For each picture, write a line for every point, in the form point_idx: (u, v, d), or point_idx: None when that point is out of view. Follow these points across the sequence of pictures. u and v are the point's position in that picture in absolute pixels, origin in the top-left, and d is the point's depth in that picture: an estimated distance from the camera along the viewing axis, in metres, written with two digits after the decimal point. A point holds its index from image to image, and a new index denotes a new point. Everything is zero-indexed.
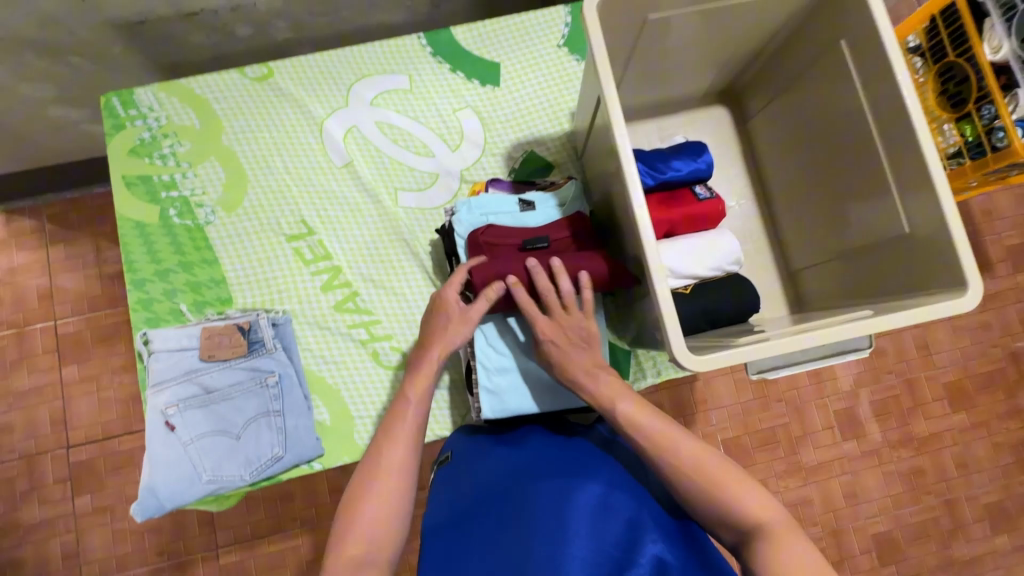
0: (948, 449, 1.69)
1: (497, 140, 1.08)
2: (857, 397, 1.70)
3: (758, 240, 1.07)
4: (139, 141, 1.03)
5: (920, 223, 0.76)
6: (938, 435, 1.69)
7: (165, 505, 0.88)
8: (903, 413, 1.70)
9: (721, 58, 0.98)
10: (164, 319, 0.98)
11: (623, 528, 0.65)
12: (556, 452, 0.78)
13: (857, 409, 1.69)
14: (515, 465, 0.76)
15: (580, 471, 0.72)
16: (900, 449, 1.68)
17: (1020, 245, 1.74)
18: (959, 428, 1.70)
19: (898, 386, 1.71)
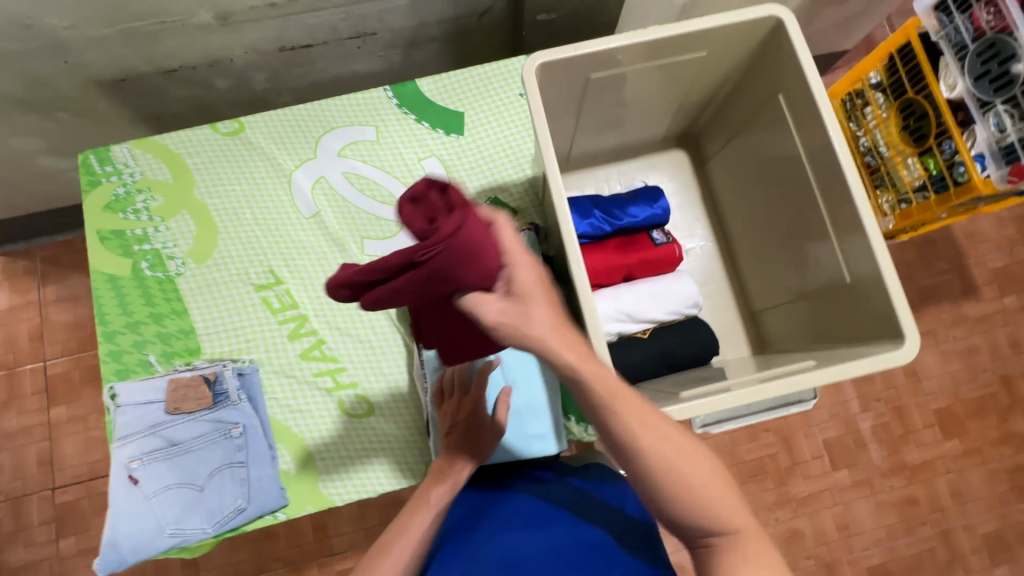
0: (942, 477, 1.66)
1: (462, 188, 1.11)
2: (846, 425, 1.68)
3: (719, 281, 1.08)
4: (113, 197, 1.07)
5: (861, 270, 0.77)
6: (932, 462, 1.66)
7: (126, 559, 0.89)
8: (894, 441, 1.67)
9: (676, 106, 1.01)
10: (133, 371, 1.00)
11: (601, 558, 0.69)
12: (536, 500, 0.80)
13: (847, 438, 1.67)
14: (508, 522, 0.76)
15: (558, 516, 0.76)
16: (893, 478, 1.65)
17: (1005, 269, 1.74)
18: (953, 455, 1.67)
19: (887, 413, 1.68)
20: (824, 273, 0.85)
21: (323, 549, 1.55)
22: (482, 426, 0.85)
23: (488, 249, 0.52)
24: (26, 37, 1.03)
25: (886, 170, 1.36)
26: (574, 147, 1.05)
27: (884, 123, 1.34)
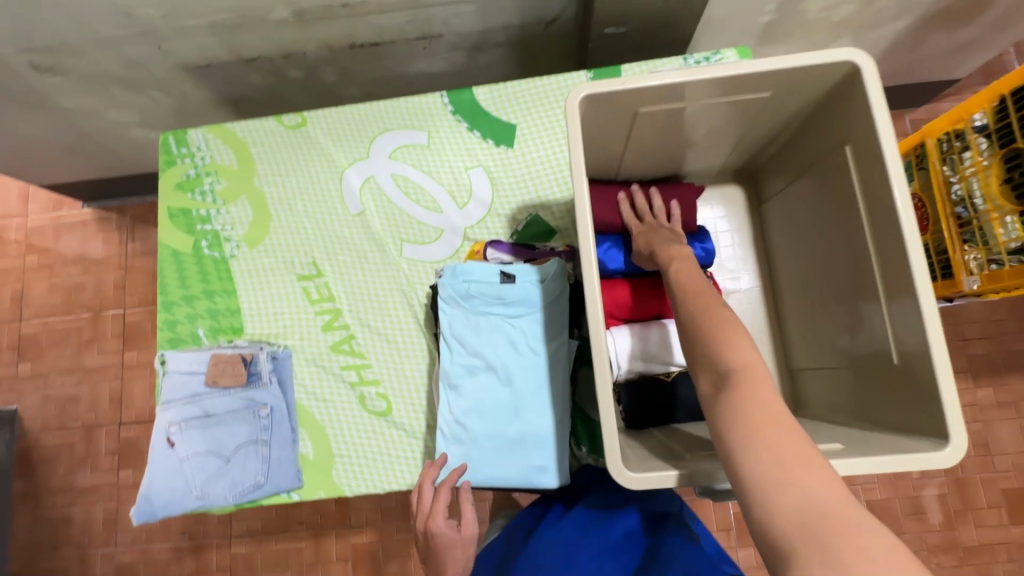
0: (1001, 565, 1.49)
1: (504, 202, 1.11)
2: (895, 489, 1.54)
3: (760, 330, 1.02)
4: (184, 177, 1.15)
5: (908, 347, 0.69)
6: (990, 547, 1.50)
7: (157, 512, 0.98)
8: (949, 517, 1.51)
9: (736, 138, 0.95)
10: (184, 341, 1.09)
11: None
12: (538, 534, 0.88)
13: (893, 504, 1.53)
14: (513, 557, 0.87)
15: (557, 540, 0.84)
16: (940, 556, 1.50)
17: None
18: (1018, 543, 1.49)
19: (946, 485, 1.53)
20: (873, 344, 0.78)
21: (342, 520, 1.63)
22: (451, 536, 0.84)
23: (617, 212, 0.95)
24: (124, 24, 1.12)
25: (978, 225, 1.21)
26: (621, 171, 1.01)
27: (983, 171, 1.19)
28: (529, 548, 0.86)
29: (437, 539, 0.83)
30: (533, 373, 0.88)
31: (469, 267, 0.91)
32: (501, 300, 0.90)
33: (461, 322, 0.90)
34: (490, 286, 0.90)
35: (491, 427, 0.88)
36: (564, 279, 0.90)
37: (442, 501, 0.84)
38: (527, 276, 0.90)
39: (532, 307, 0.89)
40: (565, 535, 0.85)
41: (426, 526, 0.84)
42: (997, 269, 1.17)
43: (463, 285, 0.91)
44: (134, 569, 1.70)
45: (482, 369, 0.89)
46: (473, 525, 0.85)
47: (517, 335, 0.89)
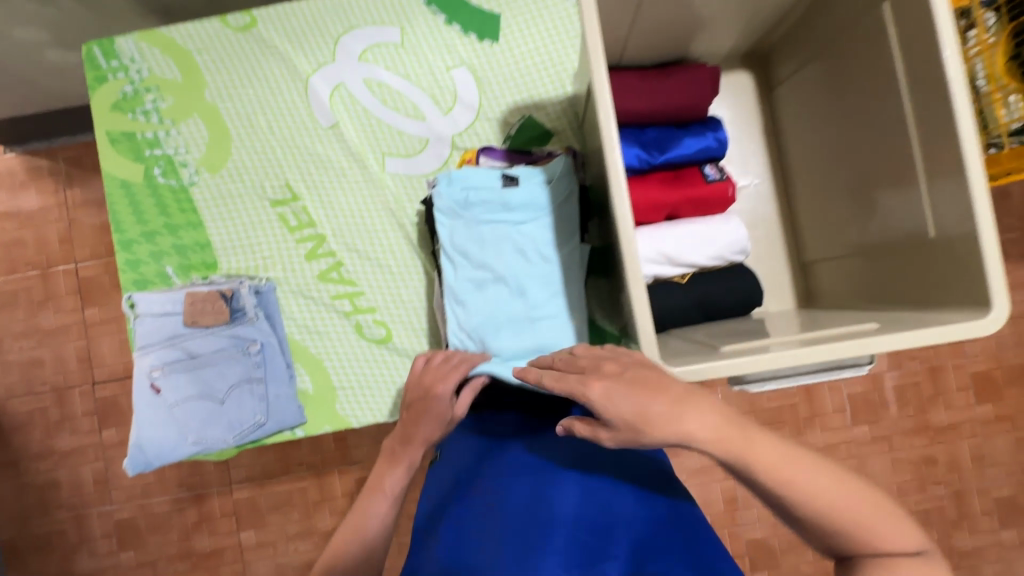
0: (966, 441, 1.54)
1: (493, 103, 1.00)
2: (877, 380, 1.53)
3: (770, 225, 0.99)
4: (121, 95, 1.00)
5: (946, 224, 0.64)
6: (958, 426, 1.54)
7: (153, 461, 0.92)
8: (922, 403, 1.54)
9: (749, 10, 0.85)
10: (151, 282, 0.99)
11: (605, 531, 0.59)
12: (547, 444, 0.70)
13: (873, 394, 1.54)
14: (508, 459, 0.69)
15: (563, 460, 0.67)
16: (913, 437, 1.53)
17: None
18: (982, 420, 1.54)
19: (920, 373, 1.54)
20: (894, 225, 0.74)
21: (343, 457, 1.62)
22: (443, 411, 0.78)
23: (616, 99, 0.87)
24: None
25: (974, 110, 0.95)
26: (624, 54, 0.91)
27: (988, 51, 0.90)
28: (538, 448, 0.70)
29: (432, 401, 0.77)
30: (546, 280, 0.84)
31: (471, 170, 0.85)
32: (506, 205, 0.84)
33: (463, 233, 0.85)
34: (492, 191, 0.84)
35: (505, 337, 0.84)
36: (571, 179, 0.84)
37: (453, 375, 0.78)
38: (532, 179, 0.84)
39: (539, 215, 0.84)
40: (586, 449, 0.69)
41: (429, 388, 0.78)
42: (992, 156, 0.94)
43: (465, 187, 0.84)
44: (135, 523, 1.66)
45: (491, 281, 0.85)
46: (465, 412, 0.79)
47: (526, 243, 0.84)
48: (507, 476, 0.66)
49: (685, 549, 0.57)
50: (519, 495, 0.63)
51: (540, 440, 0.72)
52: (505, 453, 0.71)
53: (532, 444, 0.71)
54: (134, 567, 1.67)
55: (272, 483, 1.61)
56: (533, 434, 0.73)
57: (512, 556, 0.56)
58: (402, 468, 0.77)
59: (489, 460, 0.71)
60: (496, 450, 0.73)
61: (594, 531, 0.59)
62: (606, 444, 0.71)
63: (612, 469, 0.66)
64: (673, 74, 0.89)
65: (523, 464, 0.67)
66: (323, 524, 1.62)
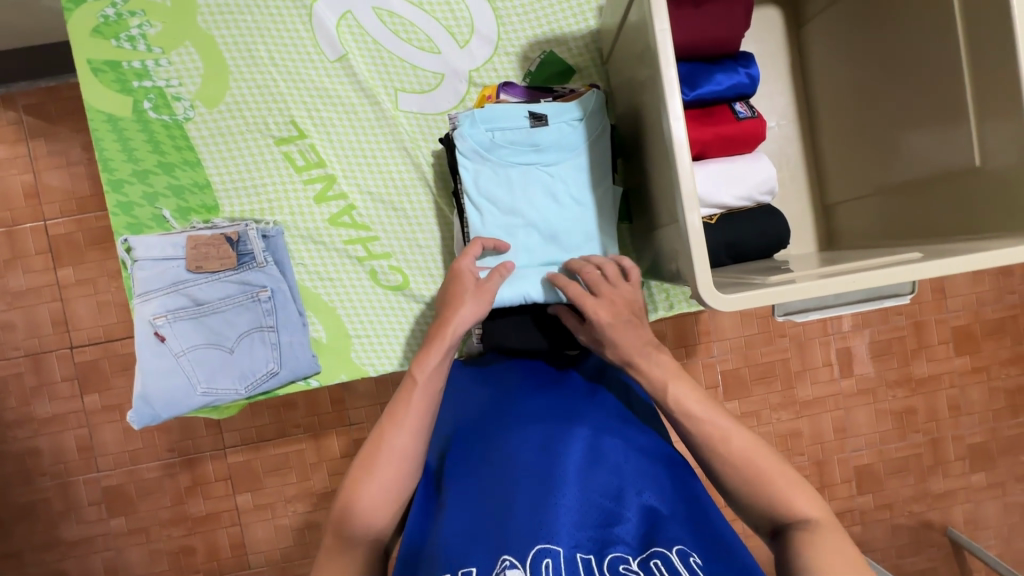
0: (944, 392, 1.53)
1: (512, 36, 0.94)
2: (860, 334, 1.51)
3: (794, 169, 0.98)
4: (102, 18, 0.90)
5: (994, 156, 0.64)
6: (937, 377, 1.52)
7: (161, 414, 0.87)
8: (905, 355, 1.51)
9: None
10: (147, 226, 0.92)
11: (623, 480, 0.60)
12: (553, 401, 0.71)
13: (856, 348, 1.51)
14: (514, 415, 0.69)
15: (569, 415, 0.68)
16: (896, 388, 1.52)
17: None
18: (960, 371, 1.53)
19: (905, 327, 1.51)
20: (923, 164, 0.75)
21: (341, 419, 1.50)
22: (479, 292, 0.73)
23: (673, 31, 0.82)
24: None
25: None
26: None
27: None
28: (546, 406, 0.70)
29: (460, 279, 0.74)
30: (578, 224, 0.82)
31: (498, 110, 0.81)
32: (534, 144, 0.81)
33: (489, 178, 0.82)
34: (519, 132, 0.81)
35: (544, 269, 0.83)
36: (601, 117, 0.81)
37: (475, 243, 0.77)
38: (561, 116, 0.81)
39: (569, 156, 0.82)
40: (594, 410, 0.70)
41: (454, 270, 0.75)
42: None
43: (491, 130, 0.81)
44: (124, 491, 1.51)
45: (521, 228, 0.82)
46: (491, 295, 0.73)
47: (557, 184, 0.82)
48: (517, 434, 0.66)
49: (685, 520, 0.57)
50: (529, 455, 0.63)
51: (547, 399, 0.71)
52: (511, 409, 0.70)
53: (539, 402, 0.71)
54: (126, 534, 1.52)
55: (268, 447, 1.49)
56: (541, 391, 0.73)
57: (525, 511, 0.56)
58: (440, 352, 0.68)
59: (496, 415, 0.70)
60: (502, 405, 0.71)
61: (610, 487, 0.59)
62: (611, 407, 0.71)
63: (619, 435, 0.66)
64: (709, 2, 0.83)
65: (531, 424, 0.67)
66: (321, 486, 1.51)
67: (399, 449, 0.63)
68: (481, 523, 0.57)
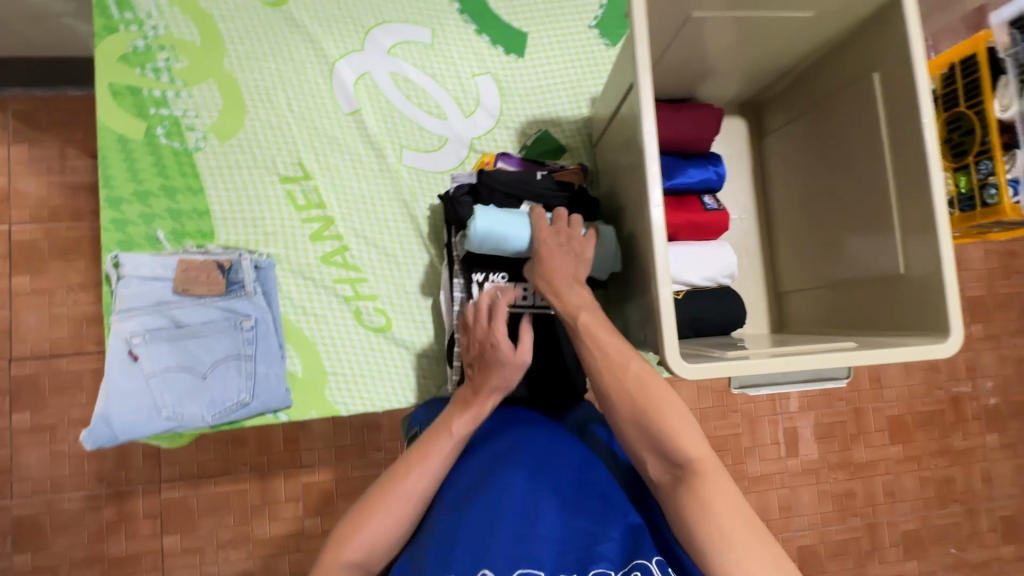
0: (880, 478, 1.62)
1: (513, 113, 1.05)
2: (806, 416, 1.61)
3: (751, 259, 1.09)
4: (131, 48, 0.95)
5: (915, 263, 0.75)
6: (874, 463, 1.62)
7: (118, 436, 0.84)
8: (846, 439, 1.61)
9: (756, 67, 0.97)
10: (137, 245, 0.93)
11: (602, 510, 0.65)
12: (540, 437, 0.75)
13: (802, 428, 1.60)
14: (502, 450, 0.73)
15: (554, 450, 0.73)
16: (836, 471, 1.60)
17: (1014, 297, 1.69)
18: (894, 459, 1.63)
19: (845, 413, 1.62)
20: (857, 268, 0.86)
21: (293, 460, 1.44)
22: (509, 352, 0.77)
23: None
24: None
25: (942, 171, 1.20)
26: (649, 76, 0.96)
27: None
28: (531, 440, 0.74)
29: (495, 345, 0.76)
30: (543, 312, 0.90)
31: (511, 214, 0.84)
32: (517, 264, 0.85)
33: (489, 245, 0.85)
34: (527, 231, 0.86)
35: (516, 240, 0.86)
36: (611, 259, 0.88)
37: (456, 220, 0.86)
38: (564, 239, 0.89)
39: None
40: (577, 448, 0.74)
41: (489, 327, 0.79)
42: (966, 213, 1.16)
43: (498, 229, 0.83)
44: (38, 523, 1.38)
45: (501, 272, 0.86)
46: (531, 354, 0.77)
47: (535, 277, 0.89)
48: (505, 464, 0.70)
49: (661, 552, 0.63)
50: (516, 485, 0.66)
51: (537, 433, 0.76)
52: (500, 443, 0.74)
53: (526, 432, 0.76)
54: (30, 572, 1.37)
55: (210, 484, 1.41)
56: (531, 422, 0.79)
57: (506, 539, 0.60)
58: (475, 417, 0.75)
59: (486, 449, 0.74)
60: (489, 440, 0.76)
61: (590, 519, 0.64)
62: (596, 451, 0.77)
63: (602, 473, 0.71)
64: (685, 108, 0.97)
65: (517, 452, 0.71)
66: (261, 533, 1.42)
67: (407, 492, 0.68)
68: (466, 547, 0.60)
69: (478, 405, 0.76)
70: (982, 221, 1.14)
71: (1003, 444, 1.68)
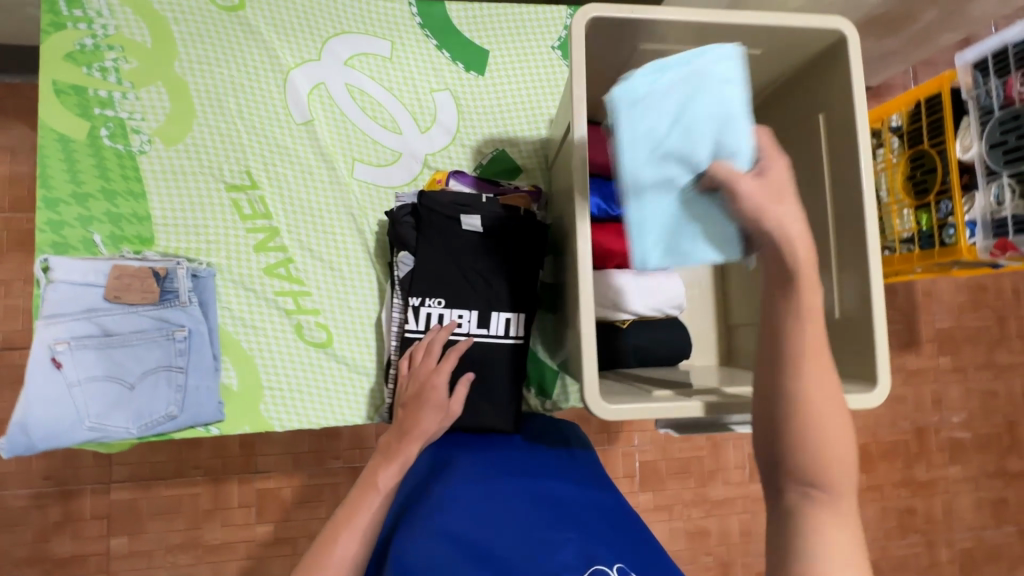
0: None
1: (470, 131, 1.04)
2: None
3: (703, 287, 1.08)
4: (79, 46, 0.93)
5: (849, 308, 0.75)
6: None
7: (37, 445, 0.82)
8: None
9: None
10: (72, 248, 0.90)
11: (559, 522, 0.71)
12: (496, 466, 0.80)
13: None
14: (468, 482, 0.76)
15: (509, 478, 0.77)
16: None
17: (982, 332, 1.69)
18: None
19: None
20: None
21: (247, 465, 1.37)
22: (439, 402, 0.80)
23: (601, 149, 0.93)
24: None
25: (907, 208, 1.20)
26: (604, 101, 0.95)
27: (891, 168, 1.24)
28: (486, 471, 0.78)
29: (431, 391, 0.80)
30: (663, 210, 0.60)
31: (707, 94, 0.60)
32: (653, 152, 0.60)
33: (661, 97, 0.60)
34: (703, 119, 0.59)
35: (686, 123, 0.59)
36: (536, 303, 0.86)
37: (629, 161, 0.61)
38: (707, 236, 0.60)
39: (504, 307, 0.87)
40: (533, 474, 0.79)
41: (427, 377, 0.81)
42: (925, 251, 1.16)
43: (662, 73, 0.61)
44: None
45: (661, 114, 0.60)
46: (462, 404, 0.82)
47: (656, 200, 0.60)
48: (466, 497, 0.73)
49: (630, 552, 0.68)
50: (478, 515, 0.71)
51: (491, 461, 0.81)
52: (457, 472, 0.78)
53: (479, 467, 0.79)
54: None
55: (160, 487, 1.35)
56: (489, 451, 0.83)
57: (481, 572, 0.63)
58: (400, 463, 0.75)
59: (445, 480, 0.77)
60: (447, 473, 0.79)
61: (546, 532, 0.68)
62: (548, 467, 0.82)
63: (551, 489, 0.77)
64: None
65: (480, 487, 0.75)
66: (210, 539, 1.36)
67: (339, 557, 0.67)
68: None
69: (405, 454, 0.76)
70: (941, 260, 1.13)
71: (965, 476, 1.68)
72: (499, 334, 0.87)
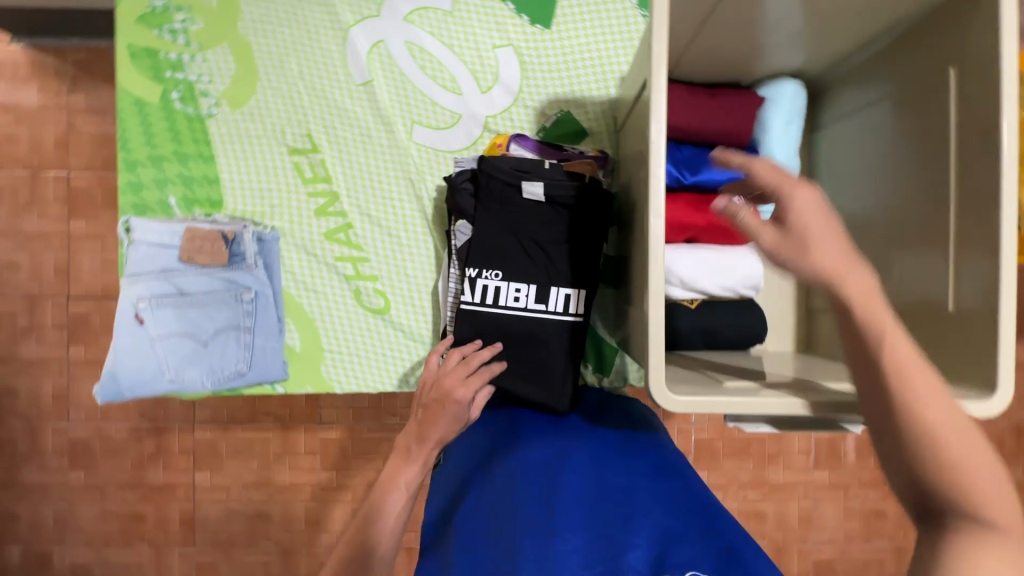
0: None
1: (533, 90, 0.97)
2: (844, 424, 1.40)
3: (784, 267, 0.99)
4: (150, 8, 0.94)
5: (969, 302, 0.63)
6: None
7: (126, 393, 0.88)
8: None
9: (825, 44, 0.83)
10: (151, 209, 0.95)
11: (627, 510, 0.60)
12: (550, 446, 0.74)
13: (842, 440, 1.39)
14: (523, 464, 0.71)
15: (561, 461, 0.70)
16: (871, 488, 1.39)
17: None
18: None
19: None
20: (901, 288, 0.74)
21: (313, 415, 1.44)
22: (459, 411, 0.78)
23: (677, 112, 0.85)
24: None
25: None
26: (686, 54, 0.85)
27: None
28: (539, 453, 0.72)
29: (454, 403, 0.77)
30: None
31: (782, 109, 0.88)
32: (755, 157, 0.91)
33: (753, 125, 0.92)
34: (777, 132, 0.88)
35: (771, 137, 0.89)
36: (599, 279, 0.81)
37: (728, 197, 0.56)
38: None
39: (564, 282, 0.83)
40: (599, 457, 0.71)
41: (448, 388, 0.78)
42: None
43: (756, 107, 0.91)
44: (89, 447, 1.43)
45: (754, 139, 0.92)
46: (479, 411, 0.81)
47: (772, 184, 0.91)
48: (514, 481, 0.68)
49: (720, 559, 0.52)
50: (528, 498, 0.64)
51: (546, 441, 0.76)
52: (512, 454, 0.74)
53: (528, 451, 0.73)
54: (81, 489, 1.45)
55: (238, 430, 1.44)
56: (547, 435, 0.78)
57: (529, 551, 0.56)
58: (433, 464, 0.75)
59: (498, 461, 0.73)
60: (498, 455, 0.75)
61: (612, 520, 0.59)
62: (610, 446, 0.74)
63: (613, 468, 0.68)
64: (722, 95, 0.87)
65: (531, 470, 0.69)
66: (280, 479, 1.45)
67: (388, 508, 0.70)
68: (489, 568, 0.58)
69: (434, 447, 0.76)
70: None
71: None
72: (557, 310, 0.84)
